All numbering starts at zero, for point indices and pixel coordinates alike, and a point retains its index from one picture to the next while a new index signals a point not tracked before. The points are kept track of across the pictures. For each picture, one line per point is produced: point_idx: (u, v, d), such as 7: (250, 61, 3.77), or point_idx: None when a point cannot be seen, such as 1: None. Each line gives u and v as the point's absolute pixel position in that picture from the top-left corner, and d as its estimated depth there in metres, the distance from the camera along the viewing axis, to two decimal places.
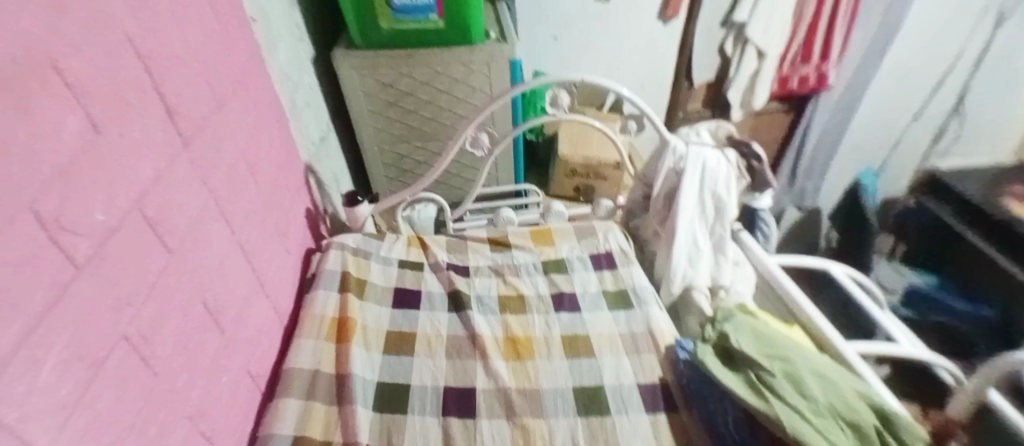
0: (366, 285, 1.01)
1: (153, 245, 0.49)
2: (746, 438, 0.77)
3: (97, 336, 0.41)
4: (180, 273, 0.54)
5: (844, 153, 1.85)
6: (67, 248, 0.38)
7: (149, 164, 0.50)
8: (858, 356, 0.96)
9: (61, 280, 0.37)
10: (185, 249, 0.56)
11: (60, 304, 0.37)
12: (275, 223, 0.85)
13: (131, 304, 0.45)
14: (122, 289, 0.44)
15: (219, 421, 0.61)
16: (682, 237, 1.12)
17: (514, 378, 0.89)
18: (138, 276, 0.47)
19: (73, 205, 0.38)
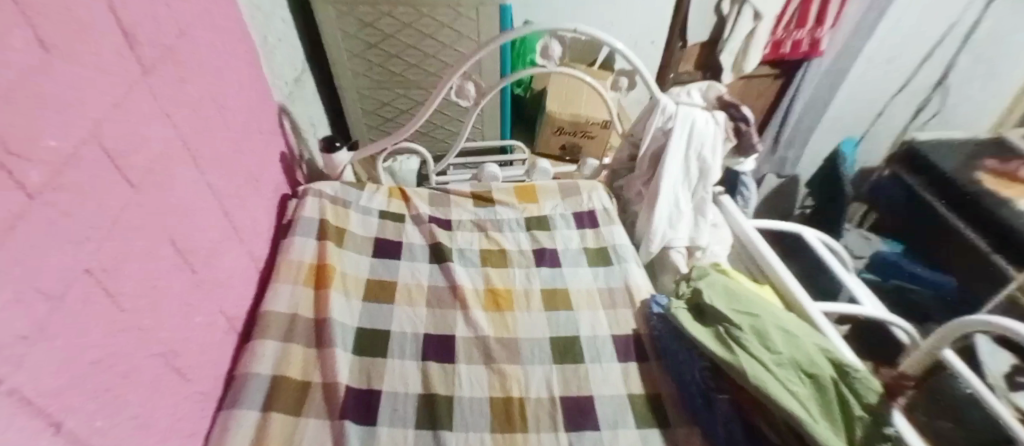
0: (345, 233, 1.00)
1: (113, 179, 0.48)
2: (710, 386, 0.79)
3: (54, 268, 0.39)
4: (143, 210, 0.53)
5: (828, 120, 1.86)
6: (19, 174, 0.36)
7: (106, 94, 0.47)
8: (822, 316, 1.00)
9: (14, 208, 0.36)
10: (149, 186, 0.54)
11: (12, 233, 0.35)
12: (247, 167, 0.82)
13: (92, 238, 0.44)
14: (79, 223, 0.43)
15: (191, 359, 0.61)
16: (664, 197, 1.13)
17: (493, 328, 0.90)
18: (97, 210, 0.45)
19: (23, 131, 0.36)
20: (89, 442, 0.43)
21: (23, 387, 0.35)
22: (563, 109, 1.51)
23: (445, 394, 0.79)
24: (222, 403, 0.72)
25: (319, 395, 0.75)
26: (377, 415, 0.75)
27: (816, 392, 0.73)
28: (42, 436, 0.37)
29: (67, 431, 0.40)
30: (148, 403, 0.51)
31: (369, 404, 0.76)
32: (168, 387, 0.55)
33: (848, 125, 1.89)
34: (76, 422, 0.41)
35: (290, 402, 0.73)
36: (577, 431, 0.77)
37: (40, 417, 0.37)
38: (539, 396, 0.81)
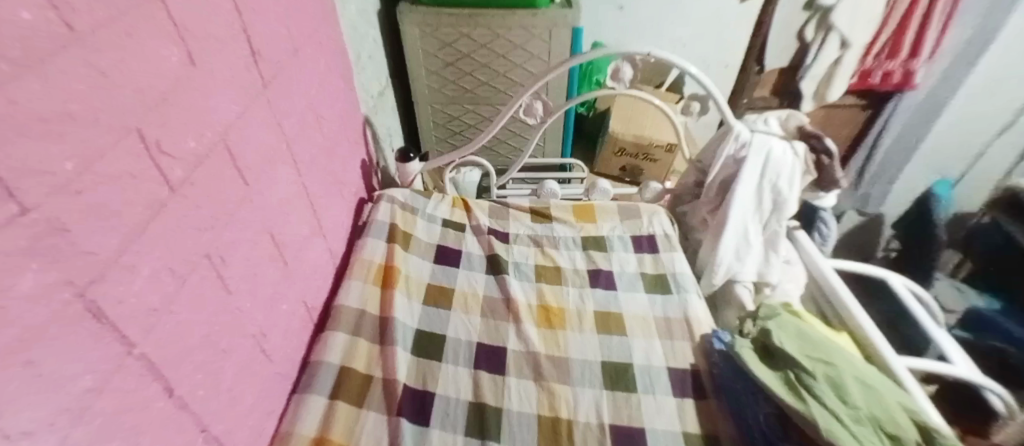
0: (412, 238, 1.05)
1: (233, 176, 0.53)
2: (776, 436, 0.74)
3: (184, 251, 0.44)
4: (253, 204, 0.57)
5: (918, 158, 1.70)
6: (164, 169, 0.41)
7: (234, 102, 0.52)
8: (906, 372, 0.92)
9: (157, 198, 0.40)
10: (258, 183, 0.59)
11: (155, 221, 0.40)
12: (335, 170, 0.88)
13: (213, 225, 0.49)
14: (205, 215, 0.47)
15: (277, 345, 0.65)
16: (732, 227, 1.09)
17: (544, 345, 0.90)
18: (219, 202, 0.50)
19: (169, 133, 0.41)
20: (192, 413, 0.47)
21: (148, 352, 0.40)
22: (626, 131, 1.49)
23: (494, 404, 0.80)
24: (295, 388, 0.76)
25: (380, 390, 0.78)
26: (430, 417, 0.77)
27: None
28: (158, 398, 0.42)
29: (178, 396, 0.44)
30: (240, 381, 0.56)
31: (423, 403, 0.78)
32: (257, 370, 0.60)
33: (941, 166, 1.72)
34: (186, 390, 0.46)
35: (354, 394, 0.76)
36: None
37: (157, 381, 0.42)
38: (587, 420, 0.80)
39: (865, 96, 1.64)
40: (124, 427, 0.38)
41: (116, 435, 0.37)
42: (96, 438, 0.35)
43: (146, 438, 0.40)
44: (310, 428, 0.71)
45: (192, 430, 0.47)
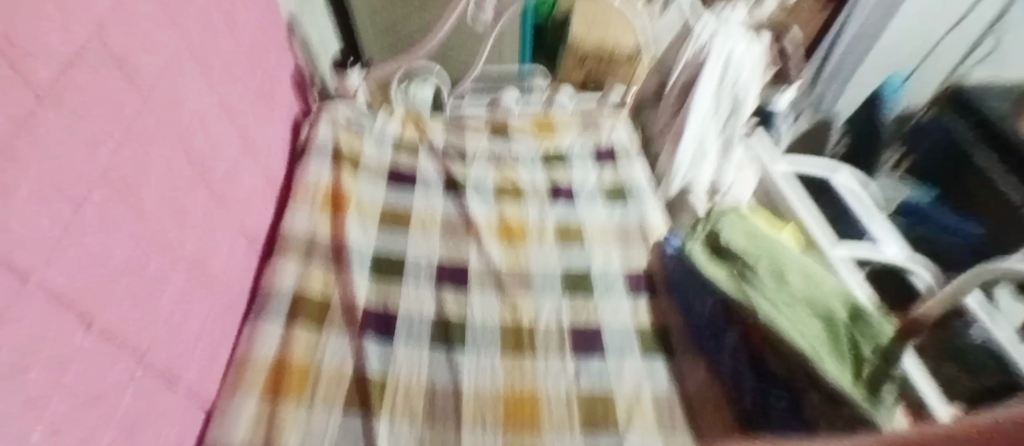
0: (360, 161, 1.00)
1: (123, 83, 0.47)
2: (719, 318, 0.80)
3: (72, 172, 0.40)
4: (154, 117, 0.52)
5: (871, 59, 1.70)
6: (26, 73, 0.35)
7: None
8: (842, 262, 0.99)
9: (23, 106, 0.35)
10: (159, 96, 0.53)
11: (26, 135, 0.35)
12: (254, 82, 0.81)
13: (106, 144, 0.44)
14: (93, 128, 0.42)
15: (215, 268, 0.64)
16: (691, 135, 1.10)
17: (506, 261, 0.91)
18: (109, 115, 0.45)
19: (26, 27, 0.35)
20: (122, 339, 0.46)
21: (51, 283, 0.37)
22: (589, 36, 1.44)
23: (458, 318, 0.81)
24: (248, 316, 0.76)
25: (340, 315, 0.77)
26: (394, 333, 0.78)
27: (827, 330, 0.74)
28: (77, 329, 0.40)
29: (99, 327, 0.43)
30: (174, 306, 0.55)
31: (387, 321, 0.79)
32: (193, 296, 0.59)
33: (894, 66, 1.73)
34: (107, 320, 0.44)
35: (313, 318, 0.76)
36: (584, 358, 0.79)
37: (71, 312, 0.39)
38: (548, 327, 0.82)
39: None
40: (41, 358, 0.36)
41: (37, 366, 0.35)
42: (10, 371, 0.33)
43: (71, 369, 0.39)
44: (268, 353, 0.71)
45: (124, 359, 0.46)
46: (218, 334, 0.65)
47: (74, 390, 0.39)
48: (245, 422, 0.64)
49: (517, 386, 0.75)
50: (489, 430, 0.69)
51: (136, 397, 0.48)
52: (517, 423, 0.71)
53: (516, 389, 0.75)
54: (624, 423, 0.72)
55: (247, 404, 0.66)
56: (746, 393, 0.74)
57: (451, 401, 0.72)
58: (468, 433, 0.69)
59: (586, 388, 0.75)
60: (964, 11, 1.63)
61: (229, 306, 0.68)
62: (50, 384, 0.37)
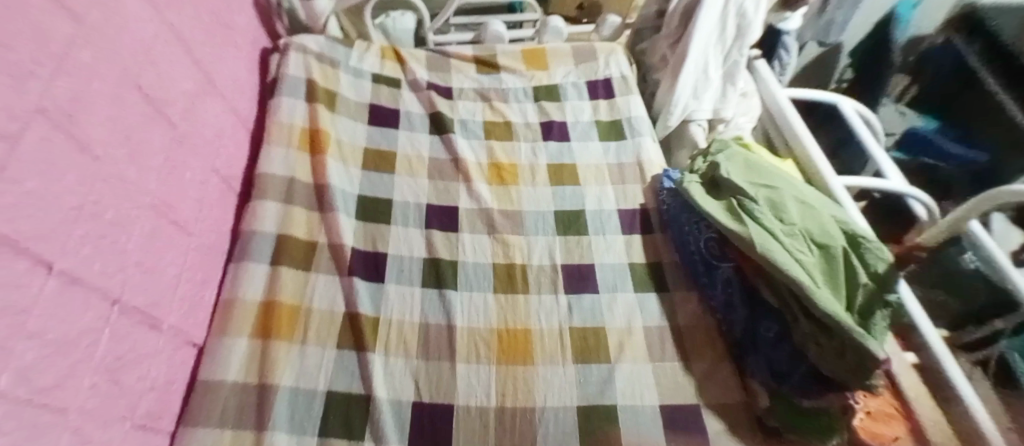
0: (337, 98, 0.95)
1: (50, 6, 0.42)
2: (713, 254, 0.78)
3: (6, 104, 0.36)
4: (93, 46, 0.47)
5: None
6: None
7: None
8: (843, 190, 0.96)
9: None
10: (94, 20, 0.48)
11: None
12: (209, 9, 0.75)
13: (42, 74, 0.40)
14: (21, 55, 0.38)
15: (184, 211, 0.62)
16: (694, 62, 1.04)
17: (497, 201, 0.89)
18: (38, 41, 0.40)
19: None
20: (89, 282, 0.45)
21: None
22: None
23: (449, 260, 0.80)
24: (230, 261, 0.74)
25: (327, 254, 0.76)
26: (384, 274, 0.77)
27: (823, 260, 0.73)
28: (36, 275, 0.39)
29: (60, 272, 0.41)
30: (144, 249, 0.54)
31: (375, 262, 0.78)
32: (162, 239, 0.57)
33: None
34: (69, 265, 0.42)
35: (299, 261, 0.75)
36: (576, 293, 0.79)
37: (26, 258, 0.38)
38: (540, 263, 0.82)
39: None
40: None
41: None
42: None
43: (33, 314, 0.38)
44: (255, 294, 0.70)
45: (94, 304, 0.45)
46: (198, 277, 0.66)
47: (41, 335, 0.39)
48: (236, 363, 0.65)
49: (509, 322, 0.75)
50: (483, 362, 0.70)
51: (112, 341, 0.48)
52: (511, 356, 0.72)
53: (510, 325, 0.75)
54: (615, 355, 0.73)
55: (237, 343, 0.66)
56: (736, 319, 0.75)
57: (445, 338, 0.72)
58: (462, 365, 0.70)
59: (579, 322, 0.76)
60: None
61: (202, 249, 0.67)
62: (12, 331, 0.36)
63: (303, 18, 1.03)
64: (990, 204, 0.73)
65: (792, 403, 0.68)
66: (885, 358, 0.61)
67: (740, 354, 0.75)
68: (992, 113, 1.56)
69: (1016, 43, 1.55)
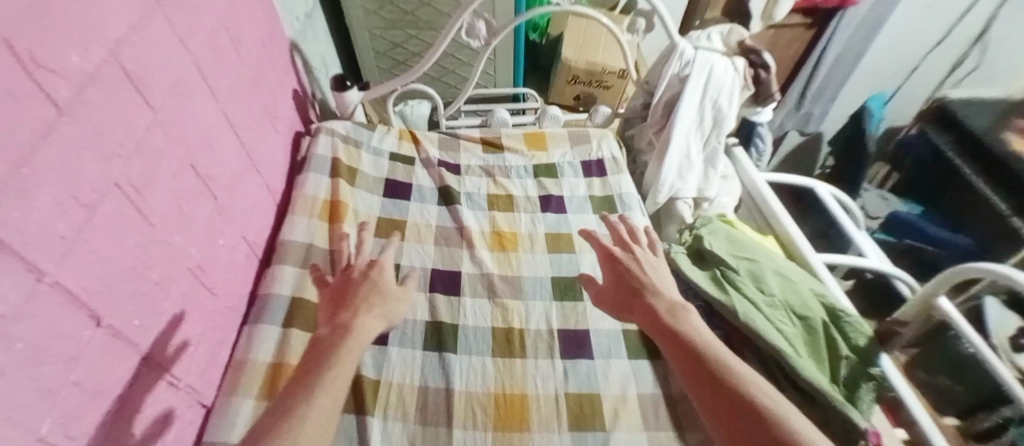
0: (357, 173, 1.03)
1: (136, 100, 0.50)
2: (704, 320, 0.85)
3: (87, 180, 0.43)
4: (164, 131, 0.56)
5: (857, 76, 1.71)
6: (46, 87, 0.38)
7: (121, 14, 0.48)
8: (823, 267, 1.03)
9: (45, 121, 0.38)
10: (168, 110, 0.57)
11: (45, 146, 0.38)
12: (260, 97, 0.86)
13: (121, 154, 0.47)
14: (106, 139, 0.45)
15: (214, 274, 0.68)
16: (677, 148, 1.17)
17: (497, 267, 0.96)
18: (122, 128, 0.48)
19: (48, 46, 0.38)
20: (127, 336, 0.49)
21: (63, 282, 0.40)
22: (579, 58, 1.51)
23: (451, 322, 0.85)
24: (246, 323, 0.77)
25: None
26: (388, 337, 0.81)
27: (804, 331, 0.79)
28: (87, 328, 0.43)
29: (108, 325, 0.46)
30: (177, 309, 0.58)
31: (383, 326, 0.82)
32: (194, 301, 0.62)
33: (879, 81, 1.75)
34: (115, 320, 0.47)
35: (310, 323, 0.78)
36: (572, 358, 0.84)
37: (83, 311, 0.43)
38: (537, 329, 0.87)
39: (816, 23, 1.54)
40: (52, 353, 0.39)
41: (45, 358, 0.38)
42: (16, 365, 0.36)
43: (79, 365, 0.42)
44: (266, 355, 0.73)
45: (127, 356, 0.50)
46: (217, 338, 0.69)
47: (83, 385, 0.43)
48: (241, 424, 0.66)
49: (507, 386, 0.79)
50: (480, 428, 0.73)
51: (137, 395, 0.51)
52: (507, 421, 0.75)
53: (506, 390, 0.78)
54: (609, 422, 0.77)
55: (245, 403, 0.68)
56: None
57: (443, 401, 0.75)
58: (458, 430, 0.72)
59: (574, 389, 0.80)
60: (946, 30, 1.61)
61: (224, 311, 0.71)
62: (60, 379, 0.40)
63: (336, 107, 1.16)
64: (957, 279, 0.79)
65: None
66: (866, 428, 0.68)
67: None
68: (973, 200, 1.64)
69: (989, 136, 1.62)
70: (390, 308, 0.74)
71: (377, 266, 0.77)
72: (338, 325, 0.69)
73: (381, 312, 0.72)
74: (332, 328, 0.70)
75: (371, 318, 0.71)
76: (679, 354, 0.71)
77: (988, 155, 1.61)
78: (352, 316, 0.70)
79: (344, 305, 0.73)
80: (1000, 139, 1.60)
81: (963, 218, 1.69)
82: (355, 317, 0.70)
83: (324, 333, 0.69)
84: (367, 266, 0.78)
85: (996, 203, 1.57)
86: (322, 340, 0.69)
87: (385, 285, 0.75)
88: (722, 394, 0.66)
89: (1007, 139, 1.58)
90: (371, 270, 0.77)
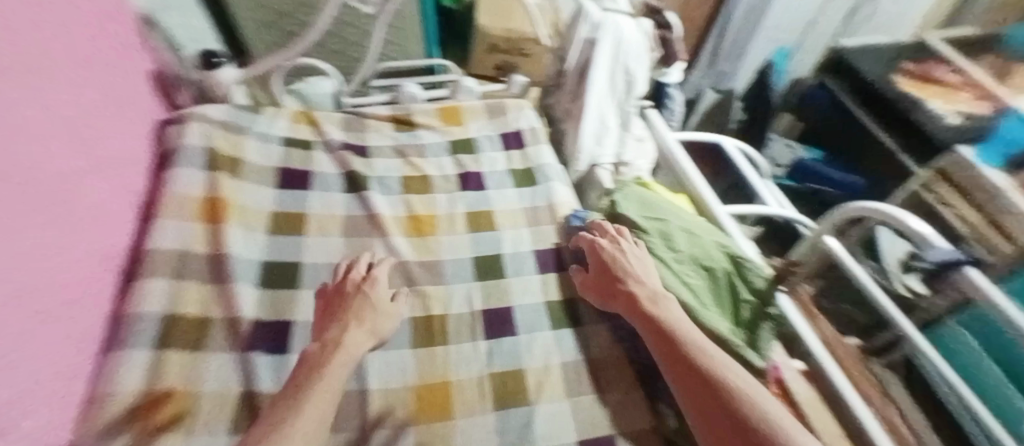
0: (241, 163, 0.94)
1: None
2: None
3: None
4: None
5: (762, 32, 1.77)
6: None
7: None
8: (727, 217, 1.07)
9: None
10: None
11: None
12: (88, 86, 0.74)
13: None
14: None
15: (52, 293, 0.60)
16: (593, 114, 1.18)
17: (415, 253, 0.93)
18: None
19: None
20: None
21: None
22: (495, 25, 1.50)
23: None
24: (107, 353, 0.66)
25: (221, 329, 0.71)
26: (289, 343, 0.73)
27: (709, 282, 0.82)
28: None
29: None
30: (10, 341, 0.51)
31: (278, 332, 0.73)
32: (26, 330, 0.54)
33: (782, 37, 1.81)
34: None
35: (189, 341, 0.69)
36: (496, 338, 0.84)
37: None
38: (460, 312, 0.87)
39: None
40: None
41: None
42: None
43: None
44: (135, 384, 0.63)
45: None
46: (67, 371, 0.61)
47: None
48: None
49: (429, 377, 0.78)
50: (403, 421, 0.72)
51: None
52: (430, 409, 0.74)
53: (429, 380, 0.77)
54: (534, 394, 0.78)
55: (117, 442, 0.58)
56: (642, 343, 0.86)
57: (357, 402, 0.72)
58: (375, 432, 0.70)
59: (498, 368, 0.81)
60: None
61: (76, 334, 0.63)
62: None
63: (203, 83, 1.01)
64: (841, 217, 0.85)
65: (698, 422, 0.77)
66: (761, 366, 0.75)
67: (650, 379, 0.84)
68: (868, 142, 1.77)
69: (880, 80, 1.73)
70: (379, 324, 0.75)
71: (369, 281, 0.79)
72: (329, 341, 0.69)
73: (367, 329, 0.73)
74: (321, 344, 0.69)
75: (356, 334, 0.71)
76: (659, 342, 0.72)
77: (879, 100, 1.74)
78: (341, 332, 0.70)
79: (332, 319, 0.73)
80: (890, 84, 1.70)
81: (863, 165, 1.80)
82: (344, 333, 0.70)
83: (312, 350, 0.68)
84: (360, 280, 0.79)
85: (888, 143, 1.70)
86: (312, 357, 0.68)
87: (377, 299, 0.77)
88: (698, 376, 0.67)
89: (897, 84, 1.69)
90: (365, 283, 0.79)
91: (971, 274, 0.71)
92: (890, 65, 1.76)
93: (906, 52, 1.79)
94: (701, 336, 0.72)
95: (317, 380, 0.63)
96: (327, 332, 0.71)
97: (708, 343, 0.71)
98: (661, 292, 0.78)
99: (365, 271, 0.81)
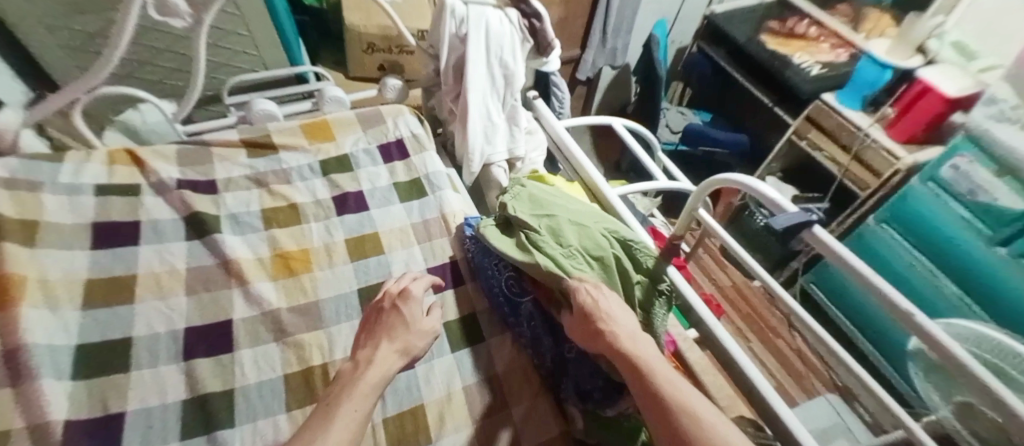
0: (39, 225, 0.79)
1: None
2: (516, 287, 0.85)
3: None
4: None
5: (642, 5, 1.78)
6: None
7: None
8: (619, 200, 1.06)
9: None
10: None
11: None
12: None
13: None
14: None
15: None
16: (476, 112, 1.11)
17: (285, 297, 0.81)
18: None
19: None
20: None
21: None
22: (367, 23, 1.38)
23: (222, 390, 0.69)
24: None
25: (25, 439, 0.59)
26: (122, 437, 0.63)
27: (602, 273, 0.79)
28: None
29: None
30: None
31: (107, 427, 0.63)
32: None
33: (658, 10, 1.84)
34: None
35: None
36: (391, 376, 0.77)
37: None
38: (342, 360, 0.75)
39: None
40: None
41: None
42: None
43: None
44: None
45: None
46: None
47: None
48: None
49: None
50: None
51: None
52: None
53: None
54: (435, 431, 0.73)
55: None
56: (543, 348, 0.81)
57: None
58: None
59: (394, 410, 0.74)
60: None
61: None
62: None
63: None
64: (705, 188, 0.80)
65: (597, 413, 0.75)
66: None
67: (554, 382, 0.80)
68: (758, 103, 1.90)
69: (749, 43, 1.77)
70: (411, 343, 0.68)
71: (405, 295, 0.72)
72: (360, 359, 0.65)
73: (400, 346, 0.67)
74: (353, 363, 0.66)
75: (386, 352, 0.66)
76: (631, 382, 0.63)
77: (751, 60, 1.80)
78: (372, 349, 0.66)
79: (366, 339, 0.69)
80: (758, 44, 1.76)
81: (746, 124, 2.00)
82: (376, 351, 0.66)
83: (343, 370, 0.65)
84: (398, 295, 0.73)
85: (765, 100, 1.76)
86: (342, 375, 0.64)
87: (414, 316, 0.70)
88: (664, 418, 0.57)
89: (766, 44, 1.76)
90: (400, 298, 0.72)
91: (817, 233, 0.65)
92: (757, 26, 1.84)
93: (769, 13, 1.88)
94: (679, 377, 0.61)
95: (348, 394, 0.60)
96: (359, 352, 0.67)
97: (681, 377, 0.62)
98: (640, 331, 0.68)
99: (399, 287, 0.75)
